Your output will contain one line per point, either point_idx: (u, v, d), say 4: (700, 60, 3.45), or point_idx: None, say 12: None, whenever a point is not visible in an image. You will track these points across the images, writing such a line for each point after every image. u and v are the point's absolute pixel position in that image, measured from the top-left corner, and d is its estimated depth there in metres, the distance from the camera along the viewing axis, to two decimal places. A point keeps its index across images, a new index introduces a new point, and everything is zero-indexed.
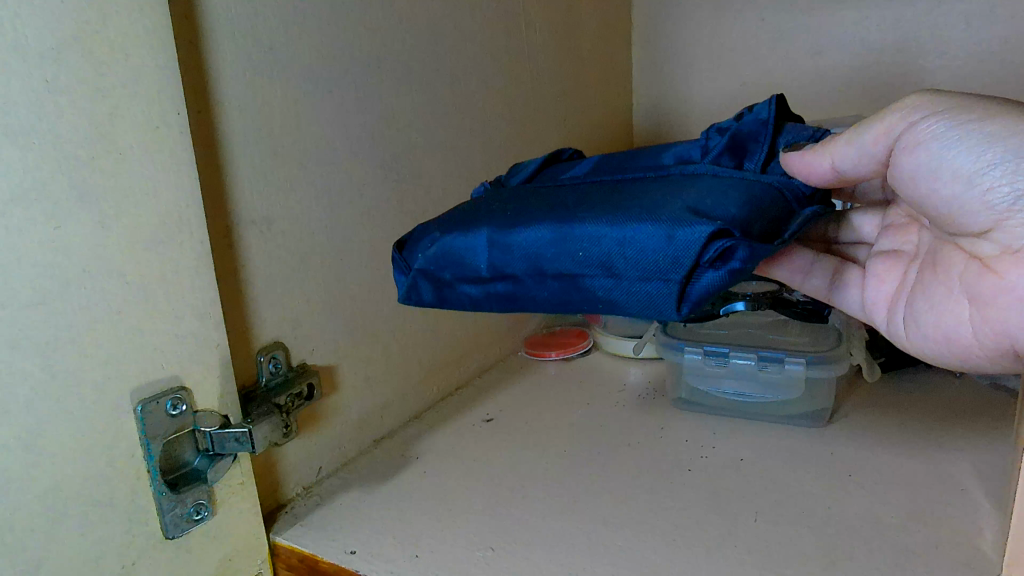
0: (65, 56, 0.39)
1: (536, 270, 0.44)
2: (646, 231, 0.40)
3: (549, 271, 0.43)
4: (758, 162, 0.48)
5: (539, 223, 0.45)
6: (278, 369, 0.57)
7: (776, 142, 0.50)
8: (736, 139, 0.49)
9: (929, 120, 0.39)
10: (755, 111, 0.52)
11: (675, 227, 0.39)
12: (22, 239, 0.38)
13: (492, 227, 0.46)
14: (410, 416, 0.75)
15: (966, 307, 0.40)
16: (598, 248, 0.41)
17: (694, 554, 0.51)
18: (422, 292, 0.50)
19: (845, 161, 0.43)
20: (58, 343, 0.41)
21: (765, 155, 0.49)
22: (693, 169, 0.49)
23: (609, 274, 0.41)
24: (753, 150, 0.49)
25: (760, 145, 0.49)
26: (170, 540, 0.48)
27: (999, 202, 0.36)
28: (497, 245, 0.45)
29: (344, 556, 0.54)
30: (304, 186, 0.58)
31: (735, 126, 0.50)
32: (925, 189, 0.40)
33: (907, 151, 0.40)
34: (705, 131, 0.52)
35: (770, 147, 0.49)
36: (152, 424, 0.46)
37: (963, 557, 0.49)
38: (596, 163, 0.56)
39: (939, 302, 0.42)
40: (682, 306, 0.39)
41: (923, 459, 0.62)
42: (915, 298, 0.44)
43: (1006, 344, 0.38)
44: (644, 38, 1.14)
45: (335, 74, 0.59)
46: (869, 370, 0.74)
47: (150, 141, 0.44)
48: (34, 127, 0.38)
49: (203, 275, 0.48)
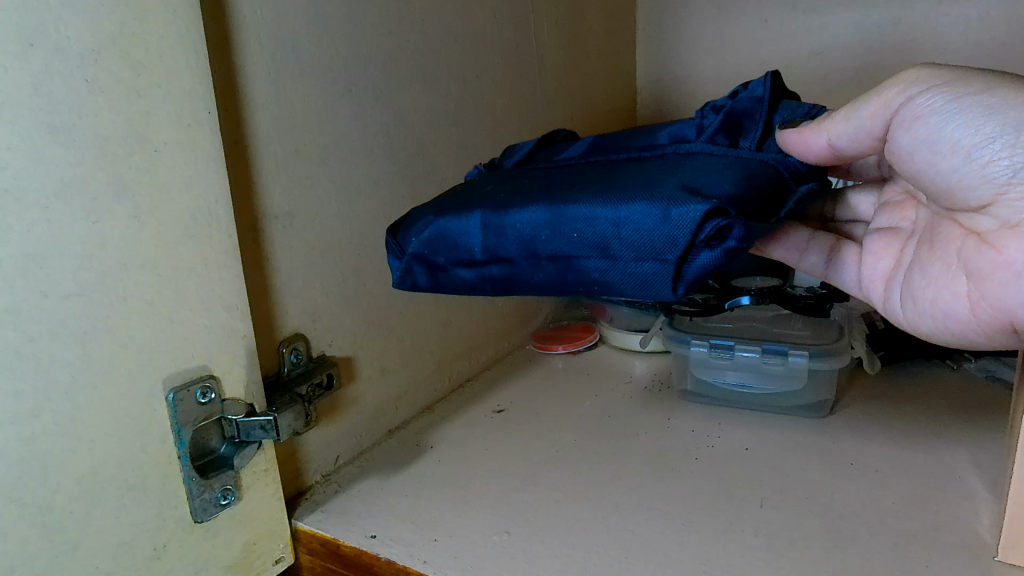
0: (104, 56, 0.41)
1: (531, 251, 0.46)
2: (641, 210, 0.41)
3: (545, 253, 0.45)
4: (754, 140, 0.50)
5: (532, 204, 0.46)
6: (299, 360, 0.59)
7: (772, 119, 0.51)
8: (731, 117, 0.51)
9: (926, 94, 0.40)
10: (750, 88, 0.53)
11: (670, 207, 0.40)
12: (64, 230, 0.40)
13: (485, 210, 0.48)
14: (423, 407, 0.76)
15: (964, 283, 0.41)
16: (593, 229, 0.43)
17: (704, 538, 0.53)
18: (417, 276, 0.52)
19: (841, 138, 0.46)
20: (96, 332, 0.42)
21: (760, 133, 0.50)
22: (687, 149, 0.50)
23: (603, 254, 0.43)
24: (748, 128, 0.51)
25: (756, 123, 0.51)
26: (199, 524, 0.50)
27: (999, 175, 0.37)
28: (490, 227, 0.47)
29: (365, 539, 0.56)
30: (325, 182, 0.60)
31: (730, 104, 0.52)
32: (924, 163, 0.42)
33: (905, 125, 0.42)
34: (700, 109, 0.53)
35: (765, 125, 0.51)
36: (183, 411, 0.48)
37: (961, 540, 0.51)
38: (590, 144, 0.58)
39: (936, 278, 0.43)
40: (678, 285, 0.41)
41: (922, 449, 0.64)
42: (914, 275, 0.45)
43: (1002, 320, 0.40)
44: (649, 36, 1.15)
45: (354, 74, 0.61)
46: (869, 362, 0.77)
47: (184, 140, 0.46)
48: (76, 125, 0.40)
49: (230, 268, 0.50)
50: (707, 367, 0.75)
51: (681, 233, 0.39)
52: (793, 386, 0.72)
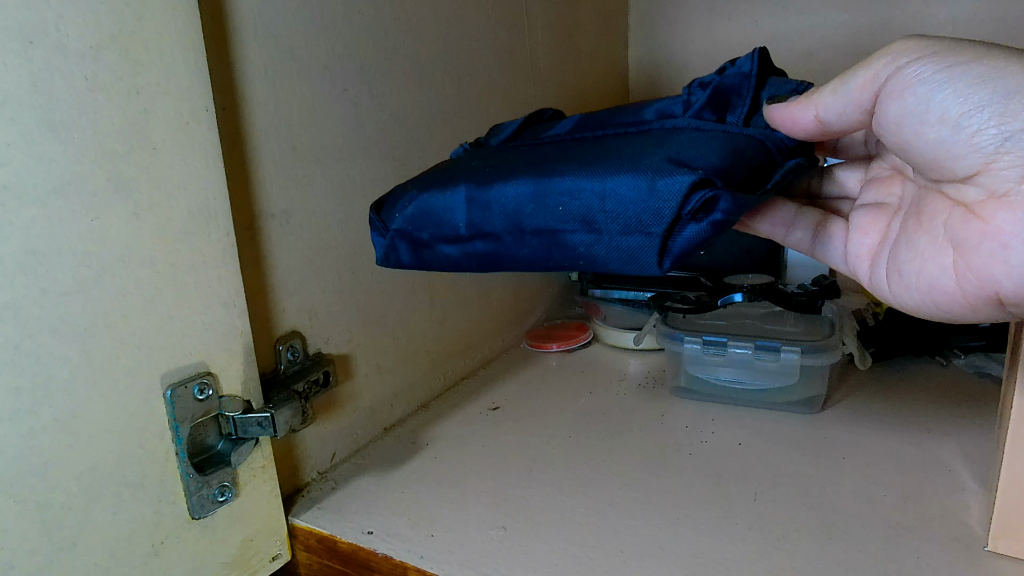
0: (103, 54, 0.41)
1: (516, 225, 0.46)
2: (628, 182, 0.42)
3: (530, 227, 0.46)
4: (741, 116, 0.51)
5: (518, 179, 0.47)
6: (295, 358, 0.59)
7: (759, 96, 0.52)
8: (718, 93, 0.51)
9: (916, 64, 0.40)
10: (738, 65, 0.53)
11: (656, 178, 0.41)
12: (63, 227, 0.40)
13: (470, 185, 0.49)
14: (418, 406, 0.77)
15: (950, 255, 0.41)
16: (577, 202, 0.43)
17: (699, 532, 0.54)
18: (400, 253, 0.53)
19: (829, 112, 0.46)
20: (95, 328, 0.42)
21: (747, 109, 0.51)
22: (674, 124, 0.51)
23: (588, 227, 0.43)
24: (736, 104, 0.51)
25: (743, 99, 0.51)
26: (197, 521, 0.50)
27: (987, 144, 0.37)
28: (475, 201, 0.48)
29: (361, 536, 0.56)
30: (321, 181, 0.60)
31: (717, 80, 0.52)
32: (911, 134, 0.41)
33: (893, 95, 0.41)
34: (687, 86, 0.53)
35: (752, 101, 0.51)
36: (180, 407, 0.48)
37: (952, 532, 0.52)
38: (578, 121, 0.58)
39: (924, 251, 0.43)
40: (664, 260, 0.41)
41: (913, 443, 0.65)
42: (899, 249, 0.45)
43: (989, 293, 0.39)
44: (640, 38, 1.16)
45: (350, 73, 0.62)
46: (860, 358, 0.79)
47: (182, 138, 0.46)
48: (76, 122, 0.40)
49: (228, 265, 0.50)
50: (701, 364, 0.76)
51: (668, 205, 0.40)
52: (786, 381, 0.73)
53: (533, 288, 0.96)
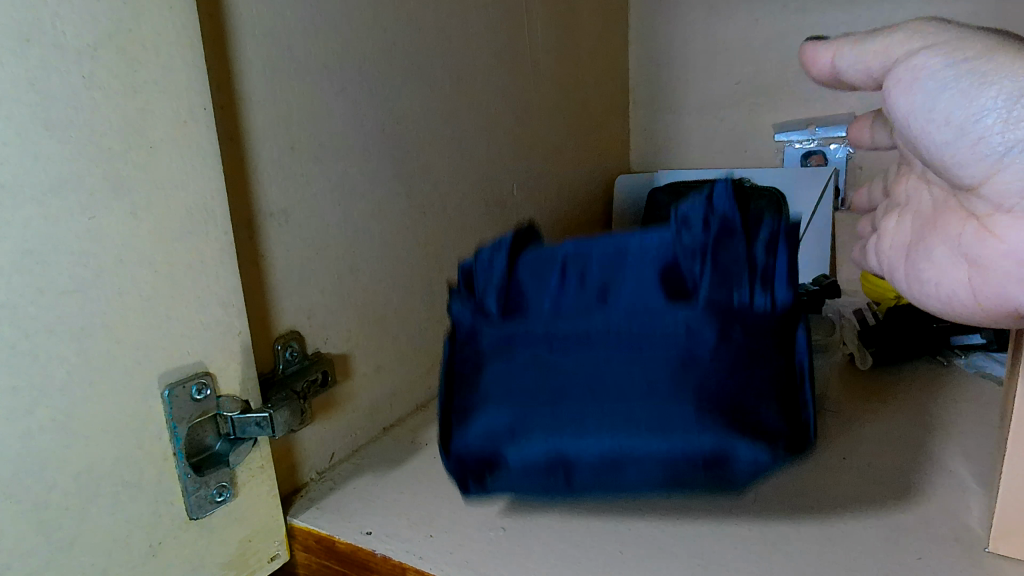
0: (100, 52, 0.41)
1: (553, 457, 0.44)
2: (684, 446, 0.42)
3: (578, 474, 0.44)
4: (749, 295, 0.44)
5: (548, 435, 0.43)
6: (294, 357, 0.59)
7: (750, 234, 0.44)
8: (722, 305, 0.43)
9: (928, 54, 0.35)
10: (713, 204, 0.44)
11: (708, 444, 0.42)
12: (59, 226, 0.40)
13: (502, 437, 0.45)
14: (417, 406, 0.76)
15: (963, 269, 0.39)
16: (633, 465, 0.43)
17: (699, 533, 0.54)
18: None
19: (845, 66, 0.39)
20: (92, 328, 0.42)
21: (752, 277, 0.44)
22: (688, 339, 0.43)
23: (624, 471, 0.43)
24: (738, 282, 0.43)
25: (746, 287, 0.43)
26: (195, 521, 0.50)
27: (991, 155, 0.34)
28: (500, 434, 0.45)
29: (360, 536, 0.56)
30: (320, 180, 0.60)
31: (707, 272, 0.43)
32: (911, 130, 0.37)
33: (899, 85, 0.36)
34: (660, 259, 0.44)
35: (749, 242, 0.44)
36: (178, 407, 0.48)
37: (953, 532, 0.52)
38: (534, 267, 0.47)
39: (936, 259, 0.40)
40: (737, 483, 0.44)
41: (914, 443, 0.65)
42: (912, 252, 0.42)
43: (1008, 307, 0.38)
44: (640, 37, 1.16)
45: (349, 71, 0.61)
46: (861, 358, 0.80)
47: (180, 137, 0.46)
48: (72, 122, 0.40)
49: (226, 265, 0.50)
50: None
51: (725, 473, 0.43)
52: None
53: None
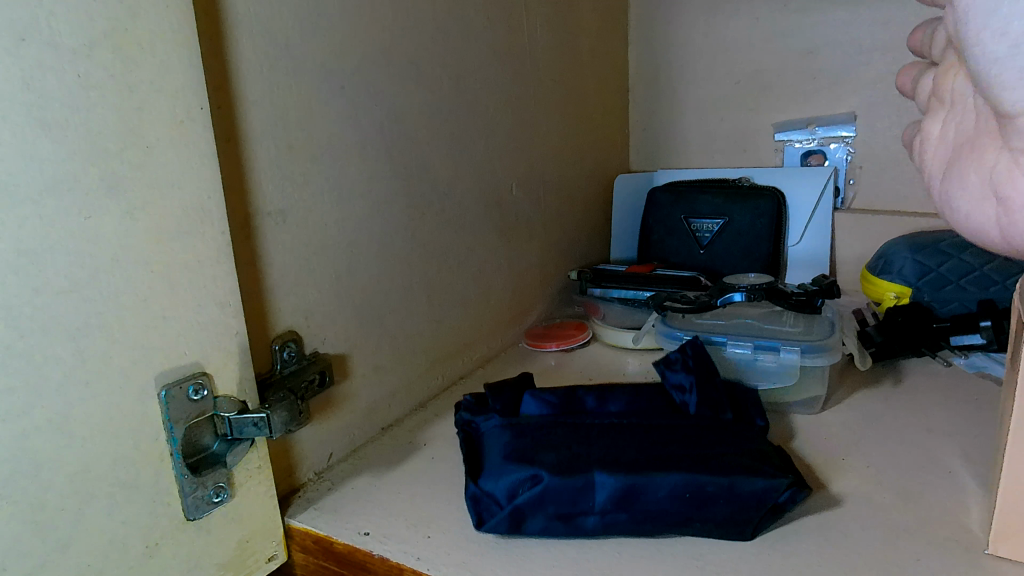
0: (96, 50, 0.41)
1: (601, 521, 0.52)
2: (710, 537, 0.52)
3: (622, 518, 0.52)
4: (760, 494, 0.52)
5: (599, 508, 0.52)
6: (292, 358, 0.59)
7: (757, 477, 0.52)
8: (730, 506, 0.52)
9: None
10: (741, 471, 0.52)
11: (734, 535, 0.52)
12: (55, 225, 0.40)
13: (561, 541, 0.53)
14: (415, 406, 0.76)
15: (992, 207, 0.35)
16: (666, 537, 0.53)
17: None
18: None
19: None
20: (88, 328, 0.42)
21: (766, 488, 0.52)
22: (703, 494, 0.52)
23: (665, 517, 0.52)
24: (746, 493, 0.52)
25: (755, 506, 0.52)
26: (192, 522, 0.49)
27: None
28: (554, 528, 0.53)
29: (357, 537, 0.56)
30: (318, 180, 0.60)
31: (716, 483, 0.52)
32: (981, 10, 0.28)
33: None
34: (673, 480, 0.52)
35: (757, 478, 0.52)
36: (174, 408, 0.48)
37: (952, 534, 0.52)
38: (559, 472, 0.53)
39: (975, 189, 0.36)
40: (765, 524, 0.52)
41: (914, 444, 0.65)
42: (962, 172, 0.37)
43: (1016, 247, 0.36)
44: (640, 36, 1.16)
45: (346, 70, 0.61)
46: (861, 358, 0.78)
47: (176, 136, 0.46)
48: (68, 121, 0.40)
49: (223, 265, 0.50)
50: None
51: (742, 509, 0.51)
52: (784, 382, 0.72)
53: (532, 287, 0.96)
